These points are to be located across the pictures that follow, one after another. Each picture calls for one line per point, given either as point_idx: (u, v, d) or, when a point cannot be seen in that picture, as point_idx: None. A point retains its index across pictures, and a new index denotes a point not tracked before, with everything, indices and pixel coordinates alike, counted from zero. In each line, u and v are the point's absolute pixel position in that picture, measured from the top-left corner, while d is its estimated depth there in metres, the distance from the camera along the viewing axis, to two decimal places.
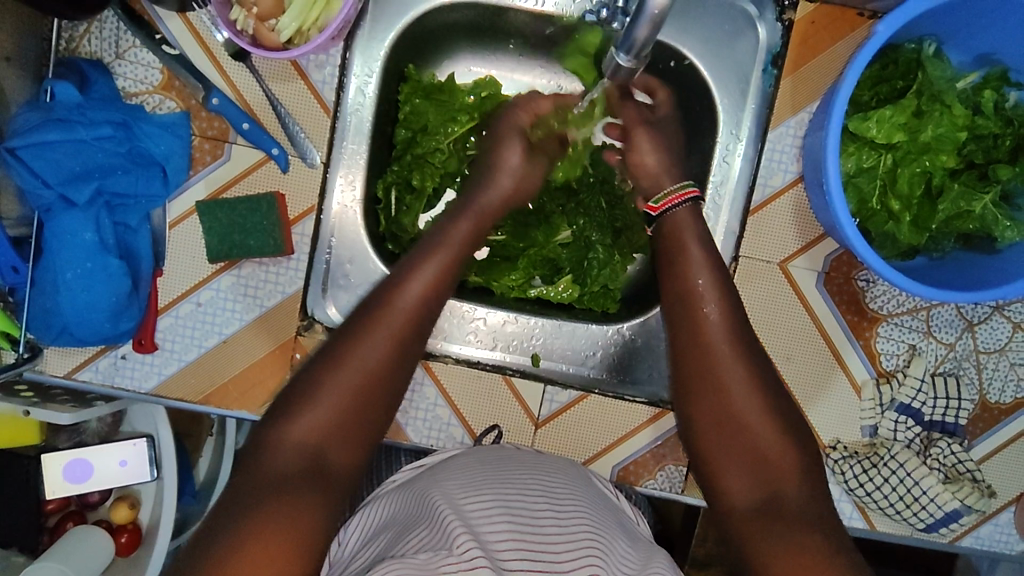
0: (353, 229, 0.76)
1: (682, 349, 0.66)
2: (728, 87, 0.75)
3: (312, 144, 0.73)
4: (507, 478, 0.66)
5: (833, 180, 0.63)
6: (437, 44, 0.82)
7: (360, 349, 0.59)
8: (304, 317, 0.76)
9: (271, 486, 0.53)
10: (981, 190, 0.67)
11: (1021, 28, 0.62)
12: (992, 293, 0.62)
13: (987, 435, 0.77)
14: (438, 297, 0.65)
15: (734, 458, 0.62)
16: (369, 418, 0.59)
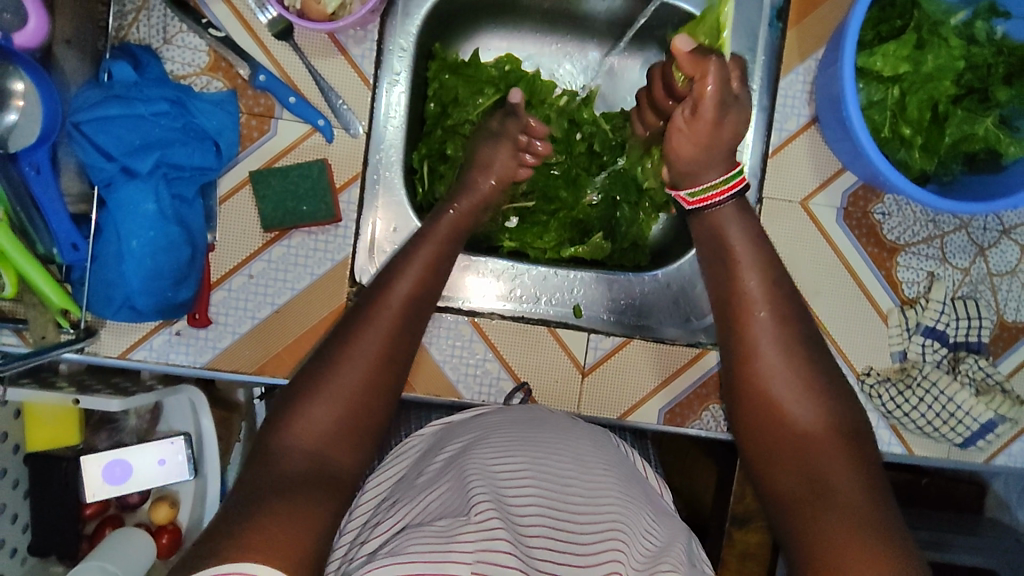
0: (397, 198, 0.79)
1: (733, 355, 0.66)
2: (738, 42, 0.81)
3: (355, 116, 0.77)
4: (532, 439, 0.63)
5: (851, 102, 0.69)
6: (460, 23, 0.87)
7: (355, 348, 0.63)
8: (354, 283, 0.78)
9: (273, 486, 0.55)
10: (982, 114, 0.71)
11: None
12: (1004, 203, 0.68)
13: (1009, 353, 0.81)
14: (426, 293, 0.69)
15: (782, 448, 0.62)
16: (371, 416, 0.62)
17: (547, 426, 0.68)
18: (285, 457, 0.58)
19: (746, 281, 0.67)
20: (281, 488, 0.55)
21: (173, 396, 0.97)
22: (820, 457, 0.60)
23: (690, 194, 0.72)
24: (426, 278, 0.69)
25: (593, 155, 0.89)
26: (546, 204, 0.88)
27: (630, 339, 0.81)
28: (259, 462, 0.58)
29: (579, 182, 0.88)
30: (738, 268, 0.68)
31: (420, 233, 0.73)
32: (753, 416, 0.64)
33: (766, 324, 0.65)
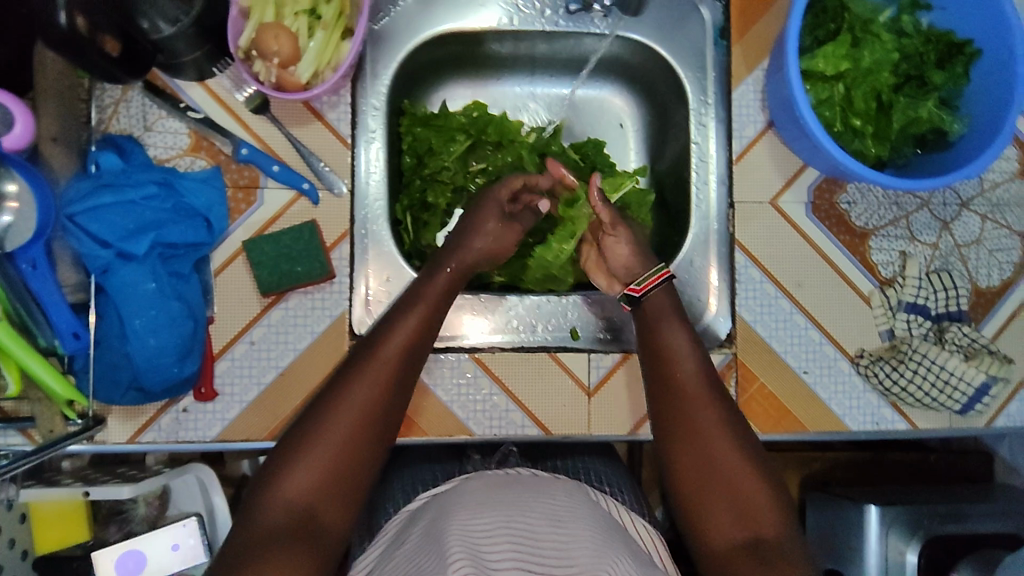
0: (387, 249, 0.81)
1: (663, 406, 0.70)
2: (688, 63, 0.87)
3: (337, 176, 0.79)
4: (507, 501, 0.63)
5: (801, 100, 0.73)
6: (426, 79, 0.92)
7: (345, 404, 0.64)
8: (354, 336, 0.78)
9: (260, 543, 0.57)
10: (923, 98, 0.78)
11: None
12: (961, 173, 0.72)
13: (989, 317, 0.86)
14: (418, 349, 0.69)
15: (715, 498, 0.65)
16: (362, 470, 0.63)
17: (526, 485, 0.69)
18: (268, 513, 0.59)
19: (670, 327, 0.74)
20: (258, 546, 0.57)
21: (181, 477, 0.93)
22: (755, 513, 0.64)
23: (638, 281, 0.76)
24: (419, 332, 0.69)
25: None
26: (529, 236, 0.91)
27: (629, 355, 0.83)
28: (245, 514, 0.60)
29: None
30: (670, 330, 0.74)
31: (407, 298, 0.72)
32: (691, 468, 0.67)
33: (692, 379, 0.70)
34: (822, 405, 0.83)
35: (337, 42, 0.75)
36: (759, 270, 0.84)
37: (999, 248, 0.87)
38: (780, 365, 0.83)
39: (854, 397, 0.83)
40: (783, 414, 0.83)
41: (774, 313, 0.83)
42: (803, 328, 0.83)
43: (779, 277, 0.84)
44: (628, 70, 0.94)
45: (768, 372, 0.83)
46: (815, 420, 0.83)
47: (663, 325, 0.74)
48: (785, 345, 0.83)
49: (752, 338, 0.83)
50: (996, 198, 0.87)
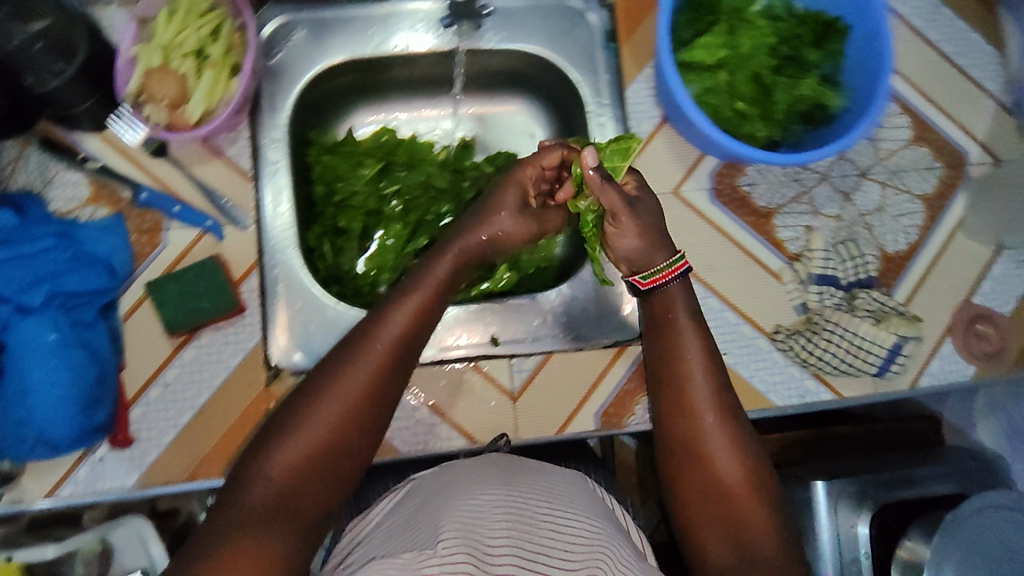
0: (297, 276, 0.81)
1: (669, 413, 0.71)
2: (581, 69, 0.89)
3: (241, 209, 0.80)
4: (508, 489, 0.65)
5: (678, 90, 0.74)
6: (331, 108, 0.94)
7: (338, 386, 0.62)
8: (270, 366, 0.78)
9: (240, 520, 0.56)
10: (802, 77, 0.80)
11: None
12: (835, 146, 0.75)
13: (900, 281, 0.87)
14: (416, 335, 0.66)
15: (712, 512, 0.68)
16: (349, 453, 0.62)
17: (519, 470, 0.70)
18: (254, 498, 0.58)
19: (676, 318, 0.73)
20: (239, 518, 0.56)
21: (117, 530, 0.93)
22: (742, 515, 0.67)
23: (644, 276, 0.74)
24: (417, 323, 0.66)
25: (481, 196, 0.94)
26: None
27: (549, 357, 0.83)
28: (230, 490, 0.59)
29: None
30: (679, 337, 0.72)
31: (406, 286, 0.68)
32: (687, 468, 0.69)
33: (696, 379, 0.70)
34: (745, 384, 0.84)
35: (224, 80, 0.76)
36: None
37: (903, 212, 0.89)
38: None
39: (776, 372, 0.85)
40: None
41: None
42: (718, 311, 0.85)
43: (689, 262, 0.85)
44: (529, 79, 0.96)
45: None
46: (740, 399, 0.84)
47: (678, 324, 0.72)
48: None
49: None
50: (894, 165, 0.89)
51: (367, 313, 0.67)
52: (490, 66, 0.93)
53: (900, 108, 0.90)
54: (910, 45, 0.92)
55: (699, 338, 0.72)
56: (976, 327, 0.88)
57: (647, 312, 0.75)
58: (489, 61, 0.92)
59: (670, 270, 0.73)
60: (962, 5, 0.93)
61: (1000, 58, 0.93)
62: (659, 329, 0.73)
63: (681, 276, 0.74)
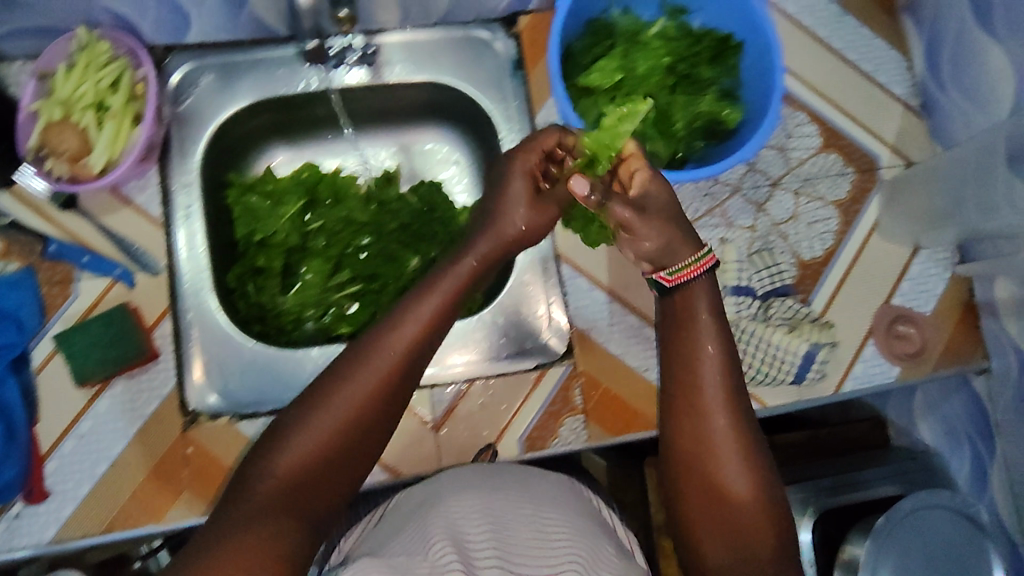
0: (212, 317, 0.81)
1: (683, 411, 0.63)
2: (491, 98, 0.90)
3: (152, 256, 0.81)
4: (500, 494, 0.67)
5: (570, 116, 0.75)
6: (246, 147, 0.94)
7: (339, 395, 0.57)
8: (188, 412, 0.78)
9: (225, 534, 0.51)
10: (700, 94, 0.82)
11: None
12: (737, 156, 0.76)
13: (818, 287, 0.88)
14: (425, 346, 0.60)
15: (718, 524, 0.61)
16: (346, 470, 0.57)
17: (511, 478, 0.71)
18: (241, 517, 0.53)
19: (698, 313, 0.65)
20: (221, 533, 0.52)
21: None
22: (752, 530, 0.60)
23: (671, 271, 0.66)
24: (425, 332, 0.60)
25: (406, 228, 0.94)
26: (371, 282, 0.93)
27: (471, 385, 0.83)
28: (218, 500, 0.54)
29: (400, 256, 0.93)
30: (699, 335, 0.64)
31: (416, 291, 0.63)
32: (694, 473, 0.63)
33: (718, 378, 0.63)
34: None
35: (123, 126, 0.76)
36: (587, 280, 0.86)
37: (816, 219, 0.90)
38: (621, 368, 0.85)
39: None
40: (631, 414, 0.84)
41: (606, 318, 0.86)
42: (638, 328, 0.86)
43: (605, 281, 0.86)
44: (446, 109, 0.97)
45: (611, 376, 0.85)
46: None
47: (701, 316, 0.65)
48: (623, 346, 0.85)
49: (590, 345, 0.85)
50: (806, 173, 0.90)
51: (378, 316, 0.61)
52: (406, 99, 0.94)
53: (808, 117, 0.91)
54: (816, 54, 0.93)
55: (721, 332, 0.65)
56: (897, 328, 0.89)
57: (668, 308, 0.67)
58: (404, 95, 0.93)
59: (696, 264, 0.65)
60: (865, 13, 0.95)
61: (906, 62, 0.94)
62: (677, 322, 0.66)
63: (709, 271, 0.66)
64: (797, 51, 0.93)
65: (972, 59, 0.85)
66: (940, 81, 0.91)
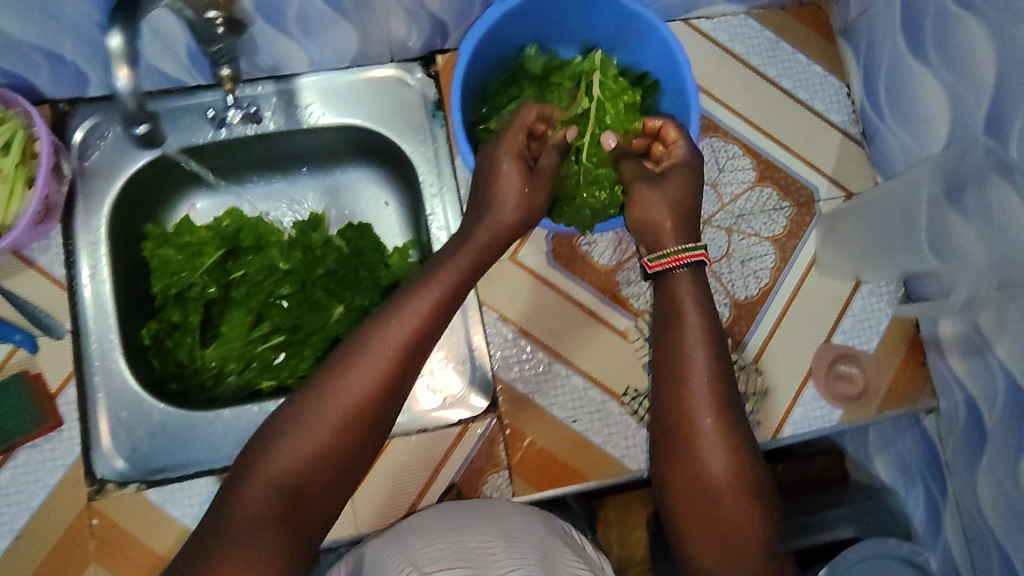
0: (120, 379, 0.79)
1: (668, 402, 0.67)
2: (410, 140, 0.87)
3: (57, 319, 0.79)
4: (459, 533, 0.64)
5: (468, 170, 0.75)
6: (159, 195, 0.89)
7: (345, 385, 0.59)
8: (93, 480, 0.77)
9: (241, 524, 0.53)
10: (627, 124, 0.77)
11: (583, 12, 0.78)
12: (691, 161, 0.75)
13: (753, 329, 0.86)
14: (427, 337, 0.63)
15: (705, 510, 0.64)
16: (355, 457, 0.59)
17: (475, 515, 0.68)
18: (249, 510, 0.54)
19: (684, 298, 0.69)
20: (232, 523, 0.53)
21: None
22: (733, 512, 0.63)
23: (655, 257, 0.71)
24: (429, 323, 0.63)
25: (333, 275, 0.90)
26: (295, 333, 0.88)
27: (390, 443, 0.80)
28: (233, 490, 0.56)
29: (325, 304, 0.89)
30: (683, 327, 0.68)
31: (421, 280, 0.65)
32: (680, 459, 0.66)
33: (705, 360, 0.66)
34: (598, 450, 0.81)
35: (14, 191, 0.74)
36: (511, 327, 0.83)
37: (751, 257, 0.87)
38: (548, 420, 0.81)
39: (630, 436, 0.81)
40: (560, 468, 0.80)
41: (532, 368, 0.82)
42: (565, 377, 0.82)
43: (530, 329, 0.83)
44: (371, 149, 0.92)
45: (539, 429, 0.81)
46: (594, 467, 0.81)
47: (686, 312, 0.68)
48: (550, 397, 0.81)
49: (516, 397, 0.81)
50: (739, 209, 0.87)
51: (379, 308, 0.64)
52: (328, 140, 0.90)
53: (741, 150, 0.88)
54: (749, 84, 0.90)
55: (703, 327, 0.68)
56: (838, 368, 0.85)
57: (659, 301, 0.71)
58: (325, 138, 0.90)
59: (680, 253, 0.70)
60: (801, 40, 0.91)
61: (844, 88, 0.91)
62: (666, 318, 0.70)
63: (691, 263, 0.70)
64: (729, 82, 0.90)
65: (906, 88, 0.82)
66: (879, 110, 0.87)
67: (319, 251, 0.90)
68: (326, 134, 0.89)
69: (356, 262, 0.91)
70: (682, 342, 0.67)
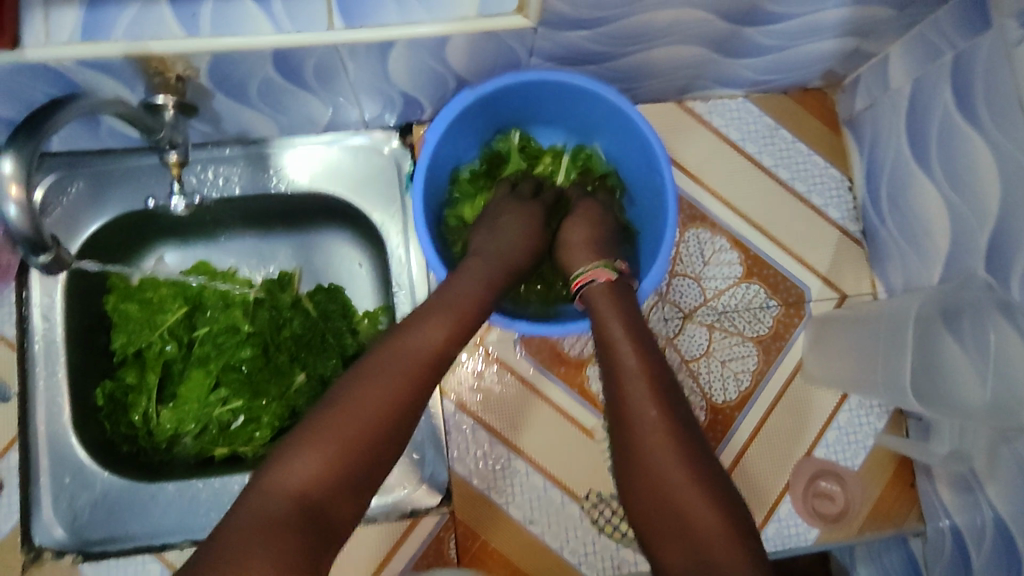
0: (65, 445, 0.77)
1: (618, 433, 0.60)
2: (378, 210, 0.86)
3: (5, 380, 0.78)
4: None
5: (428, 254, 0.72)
6: (123, 248, 0.87)
7: (365, 392, 0.55)
8: (31, 548, 0.75)
9: (237, 540, 0.47)
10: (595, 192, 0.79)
11: (556, 106, 0.79)
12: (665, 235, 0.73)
13: (730, 435, 0.81)
14: (449, 353, 0.61)
15: (676, 544, 0.54)
16: (371, 470, 0.54)
17: None
18: (246, 526, 0.48)
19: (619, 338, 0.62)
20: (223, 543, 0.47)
21: None
22: (704, 534, 0.53)
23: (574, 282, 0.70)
24: (449, 339, 0.60)
25: (300, 340, 0.85)
26: (254, 398, 0.83)
27: None
28: (235, 506, 0.50)
29: (287, 370, 0.84)
30: (614, 345, 0.63)
31: (438, 300, 0.63)
32: (641, 488, 0.57)
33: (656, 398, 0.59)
34: (554, 556, 0.77)
35: None
36: (471, 417, 0.79)
37: (732, 357, 0.83)
38: (503, 519, 0.77)
39: (589, 543, 0.77)
40: (512, 571, 0.76)
41: (490, 462, 0.78)
42: (523, 474, 0.78)
43: (489, 421, 0.79)
44: (344, 214, 0.89)
45: (494, 529, 0.77)
46: (547, 574, 0.76)
47: (614, 332, 0.63)
48: (507, 495, 0.77)
49: (470, 494, 0.77)
50: (722, 305, 0.84)
51: (397, 326, 0.62)
52: (301, 201, 0.87)
53: (729, 242, 0.85)
54: (741, 172, 0.86)
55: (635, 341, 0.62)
56: (819, 485, 0.80)
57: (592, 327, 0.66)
58: (296, 198, 0.87)
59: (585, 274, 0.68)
60: (804, 128, 0.88)
61: (847, 182, 0.87)
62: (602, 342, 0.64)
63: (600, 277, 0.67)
64: (719, 167, 0.87)
65: (908, 192, 0.77)
66: (880, 210, 0.83)
67: (287, 314, 0.86)
68: (295, 195, 0.86)
69: (325, 327, 0.86)
70: (617, 362, 0.62)
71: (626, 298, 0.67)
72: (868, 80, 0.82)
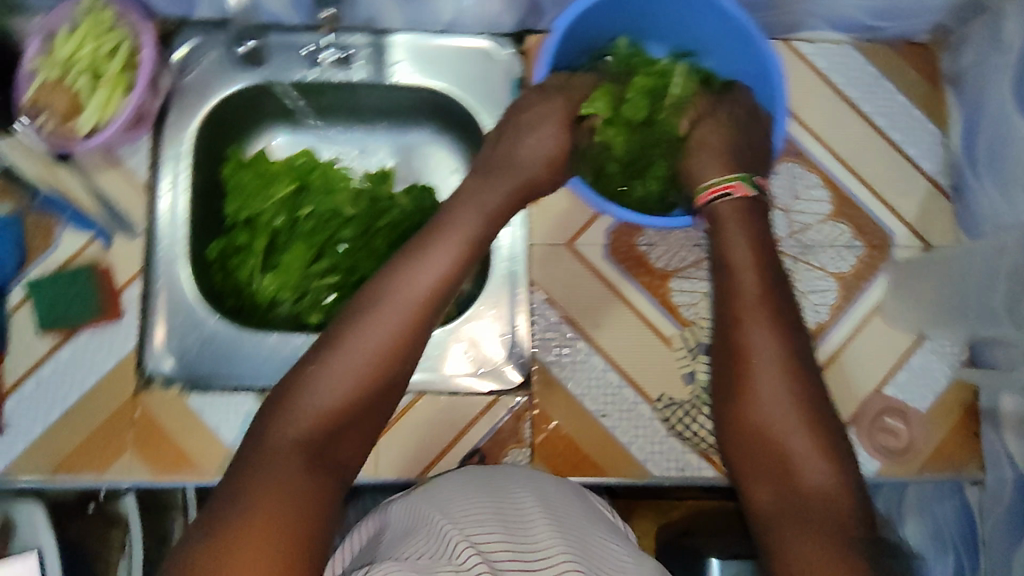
0: (179, 285, 0.83)
1: (724, 356, 0.65)
2: (486, 110, 0.89)
3: (134, 218, 0.86)
4: (498, 495, 0.59)
5: None
6: (243, 122, 0.92)
7: (366, 330, 0.56)
8: (143, 373, 0.82)
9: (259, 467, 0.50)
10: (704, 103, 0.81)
11: (680, 14, 0.80)
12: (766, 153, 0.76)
13: None
14: (452, 287, 0.61)
15: (768, 468, 0.60)
16: (378, 400, 0.56)
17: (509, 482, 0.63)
18: (268, 453, 0.51)
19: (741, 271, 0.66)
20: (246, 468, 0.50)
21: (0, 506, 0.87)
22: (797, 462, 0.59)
23: (700, 190, 0.70)
24: (451, 276, 0.60)
25: (396, 228, 0.89)
26: (349, 275, 0.88)
27: (421, 397, 0.80)
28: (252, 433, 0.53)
29: (382, 254, 0.88)
30: (735, 265, 0.66)
31: (446, 231, 0.63)
32: (738, 415, 0.63)
33: (770, 329, 0.63)
34: (621, 448, 0.80)
35: (110, 99, 0.78)
36: (556, 311, 0.83)
37: (813, 289, 0.85)
38: (577, 410, 0.81)
39: (656, 442, 0.80)
40: (581, 458, 0.80)
41: (569, 354, 0.82)
42: (600, 370, 0.82)
43: (572, 317, 0.83)
44: (453, 113, 0.93)
45: (568, 416, 0.80)
46: (612, 464, 0.80)
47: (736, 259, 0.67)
48: (583, 387, 0.81)
49: (547, 380, 0.81)
50: (808, 239, 0.86)
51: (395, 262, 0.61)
52: (415, 94, 0.92)
53: (822, 180, 0.88)
54: (840, 114, 0.89)
55: (756, 271, 0.66)
56: (883, 420, 0.83)
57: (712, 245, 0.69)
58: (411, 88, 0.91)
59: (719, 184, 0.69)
60: (907, 80, 0.89)
61: (943, 137, 0.89)
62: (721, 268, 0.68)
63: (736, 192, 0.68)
64: (819, 105, 0.89)
65: (1007, 147, 0.79)
66: (976, 167, 0.84)
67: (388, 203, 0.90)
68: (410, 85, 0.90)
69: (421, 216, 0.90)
70: (733, 293, 0.66)
71: (756, 224, 0.68)
72: (978, 37, 0.82)
